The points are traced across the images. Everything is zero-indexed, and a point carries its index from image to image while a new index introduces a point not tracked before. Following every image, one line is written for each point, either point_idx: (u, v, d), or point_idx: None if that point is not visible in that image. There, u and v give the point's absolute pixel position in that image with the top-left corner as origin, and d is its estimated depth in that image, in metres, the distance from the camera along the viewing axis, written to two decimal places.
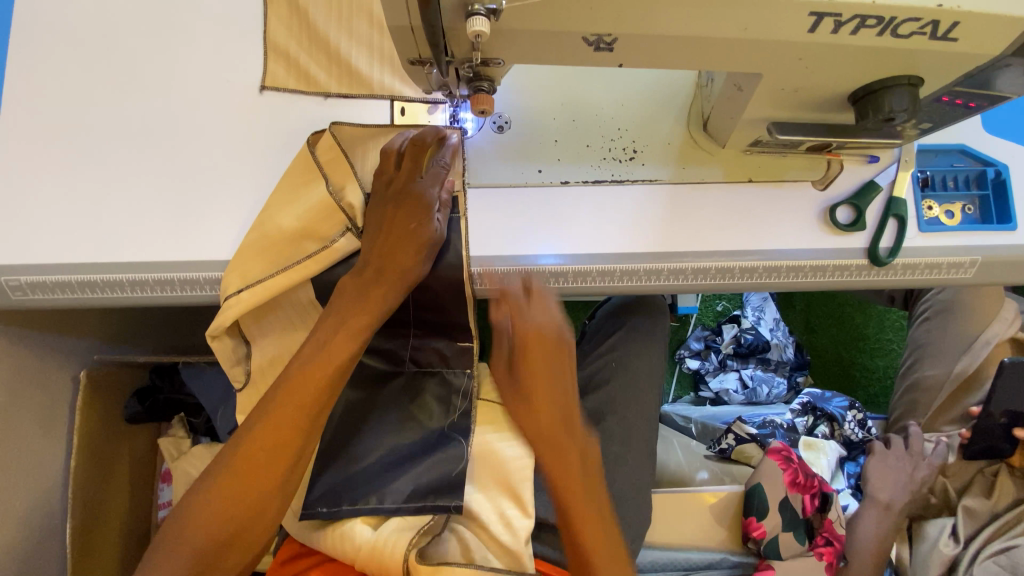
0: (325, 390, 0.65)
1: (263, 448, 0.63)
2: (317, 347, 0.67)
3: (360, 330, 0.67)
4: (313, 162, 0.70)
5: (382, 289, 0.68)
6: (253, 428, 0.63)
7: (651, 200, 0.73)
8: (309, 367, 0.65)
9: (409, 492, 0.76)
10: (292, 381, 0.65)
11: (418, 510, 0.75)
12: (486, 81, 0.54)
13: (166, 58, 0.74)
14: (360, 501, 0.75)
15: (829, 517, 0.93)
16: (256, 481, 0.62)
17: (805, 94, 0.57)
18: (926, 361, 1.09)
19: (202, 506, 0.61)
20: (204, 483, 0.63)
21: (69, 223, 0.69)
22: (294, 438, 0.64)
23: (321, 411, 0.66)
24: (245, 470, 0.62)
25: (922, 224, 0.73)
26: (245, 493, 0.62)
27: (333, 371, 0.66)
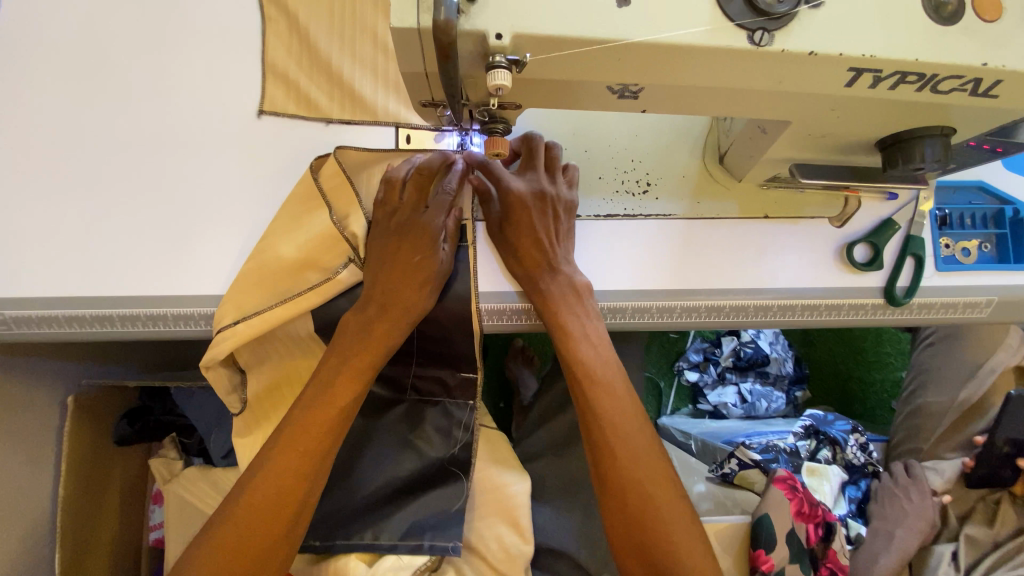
0: (330, 432, 0.63)
1: (268, 495, 0.59)
2: (321, 387, 0.64)
3: (364, 368, 0.65)
4: (316, 187, 0.65)
5: (387, 325, 0.65)
6: (258, 474, 0.60)
7: (666, 235, 0.70)
8: (314, 408, 0.62)
9: (406, 528, 0.73)
10: (297, 423, 0.62)
11: (414, 549, 0.72)
12: (500, 123, 0.50)
13: (159, 77, 0.71)
14: (354, 535, 0.72)
15: (833, 547, 0.91)
16: (261, 532, 0.58)
17: (831, 139, 0.55)
18: (931, 387, 1.10)
19: (200, 569, 0.56)
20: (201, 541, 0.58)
21: (55, 253, 0.65)
22: (299, 484, 0.60)
23: (327, 454, 0.63)
24: (249, 522, 0.57)
25: (940, 263, 0.71)
26: (249, 547, 0.57)
27: (338, 412, 0.63)
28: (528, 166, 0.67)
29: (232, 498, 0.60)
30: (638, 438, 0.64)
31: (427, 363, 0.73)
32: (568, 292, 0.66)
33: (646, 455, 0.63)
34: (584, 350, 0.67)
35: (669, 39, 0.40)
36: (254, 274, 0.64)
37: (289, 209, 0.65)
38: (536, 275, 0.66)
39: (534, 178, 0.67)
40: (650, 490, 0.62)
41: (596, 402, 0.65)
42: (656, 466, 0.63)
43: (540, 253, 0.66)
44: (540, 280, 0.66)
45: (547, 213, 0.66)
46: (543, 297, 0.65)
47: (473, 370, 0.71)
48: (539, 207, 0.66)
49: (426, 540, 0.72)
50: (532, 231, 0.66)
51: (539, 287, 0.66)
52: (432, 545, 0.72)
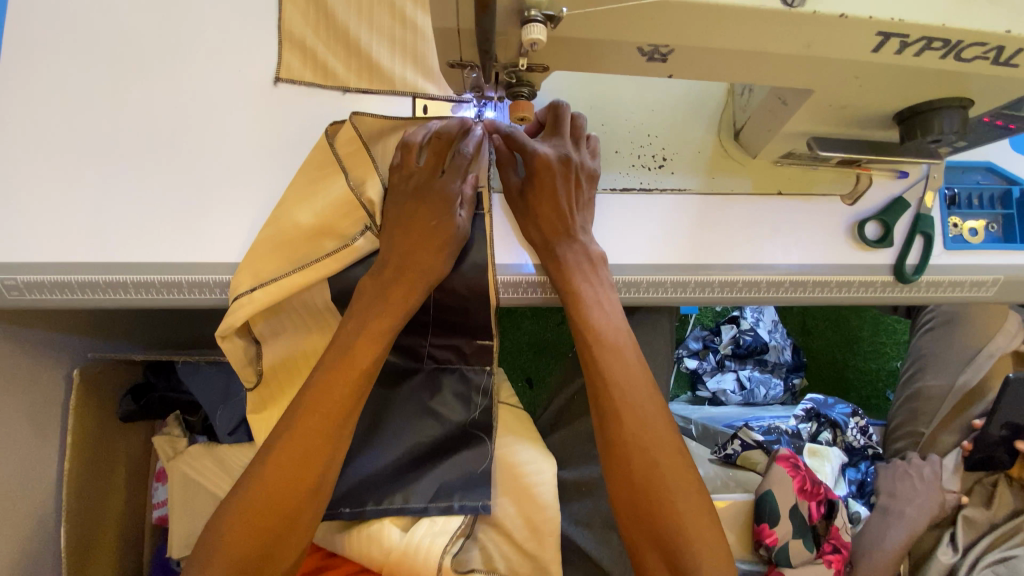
0: (350, 398, 0.63)
1: (292, 460, 0.60)
2: (340, 352, 0.64)
3: (382, 333, 0.65)
4: (332, 153, 0.65)
5: (404, 291, 0.65)
6: (281, 440, 0.61)
7: (682, 209, 0.71)
8: (334, 372, 0.63)
9: (434, 490, 0.73)
10: (318, 388, 0.62)
11: (446, 510, 0.72)
12: (527, 87, 0.51)
13: (173, 44, 0.70)
14: (385, 500, 0.72)
15: (835, 524, 0.93)
16: (288, 498, 0.59)
17: (852, 111, 0.56)
18: (930, 370, 1.11)
19: (231, 531, 0.58)
20: (230, 505, 0.59)
21: (69, 219, 0.65)
22: (322, 450, 0.61)
23: (347, 420, 0.63)
24: (275, 487, 0.59)
25: (948, 242, 0.72)
26: (276, 511, 0.59)
27: (357, 377, 0.63)
28: (554, 133, 0.67)
29: (257, 465, 0.61)
30: (648, 406, 0.65)
31: (443, 334, 0.74)
32: (584, 261, 0.67)
33: (655, 421, 0.65)
34: (597, 316, 0.67)
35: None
36: (272, 241, 0.63)
37: (306, 174, 0.65)
38: (553, 241, 0.67)
39: (559, 144, 0.67)
40: (658, 458, 0.63)
41: (606, 370, 0.67)
42: (664, 435, 0.64)
43: (557, 220, 0.66)
44: (557, 248, 0.67)
45: (570, 180, 0.67)
46: (559, 264, 0.66)
47: (488, 338, 0.72)
48: (563, 174, 0.66)
49: (455, 500, 0.72)
50: (552, 198, 0.66)
51: (555, 256, 0.67)
52: (462, 505, 0.72)
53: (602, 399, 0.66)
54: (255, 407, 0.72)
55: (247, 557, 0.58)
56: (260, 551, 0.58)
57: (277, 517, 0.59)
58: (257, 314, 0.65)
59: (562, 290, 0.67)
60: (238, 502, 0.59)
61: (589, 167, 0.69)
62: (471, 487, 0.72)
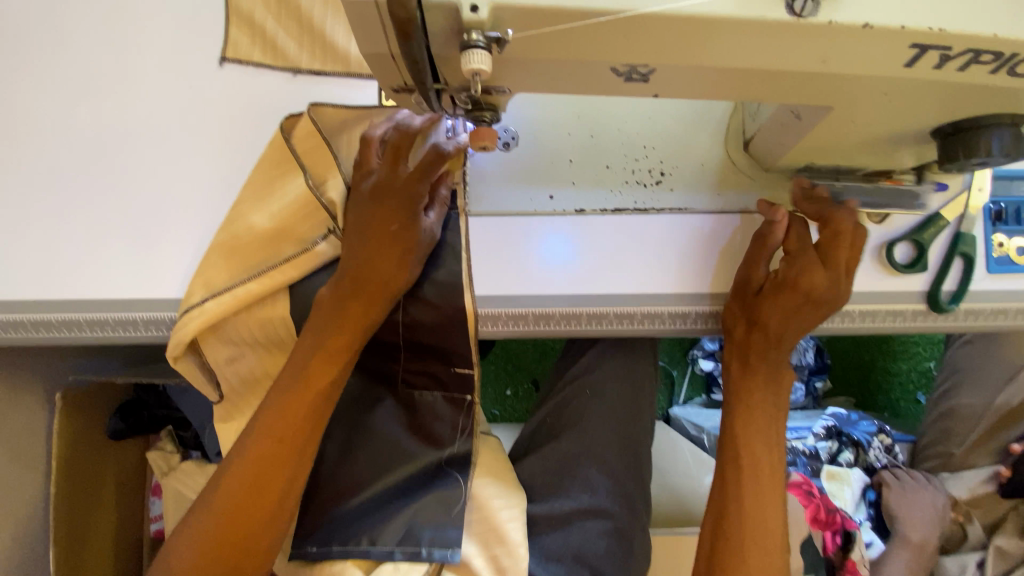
0: (308, 421, 0.59)
1: (243, 490, 0.56)
2: (294, 371, 0.58)
3: (340, 351, 0.59)
4: (289, 150, 0.60)
5: (363, 305, 0.58)
6: (232, 466, 0.57)
7: (685, 230, 0.63)
8: (289, 395, 0.58)
9: (403, 532, 0.65)
10: (275, 412, 0.58)
11: (412, 556, 0.64)
12: (488, 111, 0.44)
13: (123, 56, 0.66)
14: (351, 541, 0.65)
15: (852, 558, 0.84)
16: (238, 531, 0.55)
17: (877, 127, 0.47)
18: (963, 388, 1.02)
19: (181, 564, 0.55)
20: (180, 535, 0.56)
21: (17, 255, 0.61)
22: (276, 480, 0.57)
23: (305, 447, 0.59)
24: (225, 519, 0.55)
25: (992, 264, 0.63)
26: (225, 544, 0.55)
27: (314, 401, 0.59)
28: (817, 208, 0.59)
29: (209, 490, 0.57)
30: (769, 493, 0.59)
31: (416, 357, 0.66)
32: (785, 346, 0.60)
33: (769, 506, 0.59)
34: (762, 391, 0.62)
35: (689, 9, 0.33)
36: (224, 266, 0.59)
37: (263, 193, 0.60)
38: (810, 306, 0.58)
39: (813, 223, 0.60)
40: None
41: (745, 479, 0.60)
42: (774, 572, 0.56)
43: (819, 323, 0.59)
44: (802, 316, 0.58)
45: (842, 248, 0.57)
46: (748, 370, 0.62)
47: (466, 364, 0.64)
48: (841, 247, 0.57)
49: (424, 546, 0.64)
50: (801, 298, 0.57)
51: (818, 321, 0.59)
52: (431, 551, 0.64)
53: (730, 474, 0.61)
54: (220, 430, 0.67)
55: None
56: None
57: (230, 550, 0.55)
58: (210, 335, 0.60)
59: (735, 389, 0.64)
60: (189, 534, 0.56)
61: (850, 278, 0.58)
62: (455, 523, 0.66)
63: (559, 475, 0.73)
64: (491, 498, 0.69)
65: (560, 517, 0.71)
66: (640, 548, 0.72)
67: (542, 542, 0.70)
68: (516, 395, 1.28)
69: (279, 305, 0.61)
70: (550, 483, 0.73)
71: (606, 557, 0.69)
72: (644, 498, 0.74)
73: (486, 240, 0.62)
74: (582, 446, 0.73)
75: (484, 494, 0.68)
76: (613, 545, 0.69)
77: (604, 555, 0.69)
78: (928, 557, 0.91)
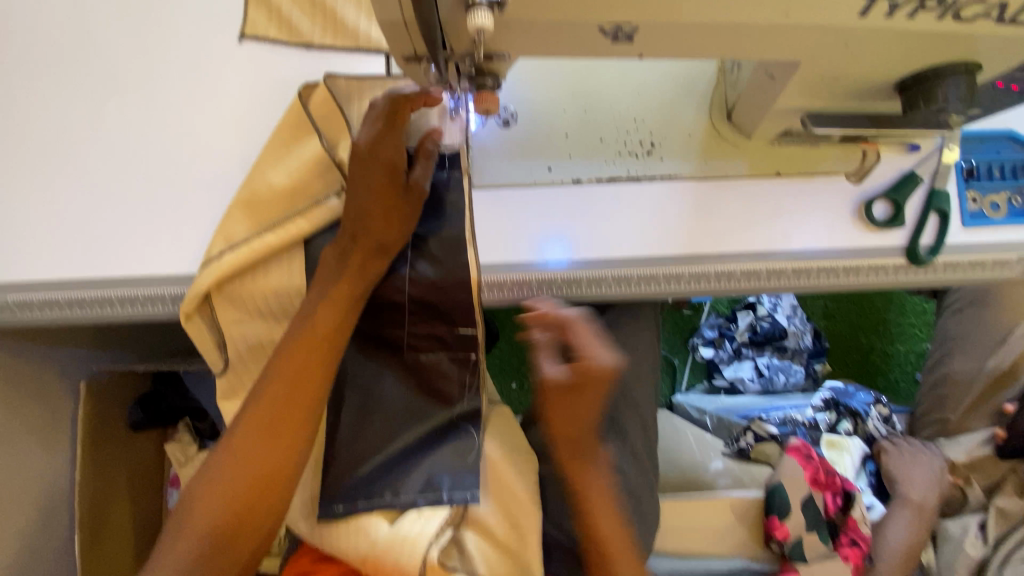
0: (318, 364, 0.63)
1: (260, 426, 0.61)
2: (303, 315, 0.63)
3: (346, 298, 0.63)
4: (304, 115, 0.65)
5: (362, 258, 0.64)
6: (250, 409, 0.61)
7: (675, 195, 0.67)
8: (298, 340, 0.62)
9: (423, 482, 0.69)
10: (285, 354, 0.62)
11: (434, 502, 0.68)
12: (490, 77, 0.48)
13: (142, 41, 0.69)
14: (375, 494, 0.69)
15: (852, 517, 0.86)
16: (255, 473, 0.60)
17: (845, 83, 0.52)
18: (955, 355, 1.05)
19: (205, 499, 0.59)
20: (202, 480, 0.60)
21: (52, 236, 0.65)
22: (289, 416, 0.61)
23: (319, 390, 0.63)
24: (242, 456, 0.60)
25: (967, 218, 0.67)
26: (247, 495, 0.59)
27: (324, 343, 0.63)
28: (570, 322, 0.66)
29: (229, 439, 0.62)
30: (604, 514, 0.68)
31: (423, 321, 0.69)
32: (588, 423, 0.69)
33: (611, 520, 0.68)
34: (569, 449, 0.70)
35: None
36: (245, 237, 0.63)
37: (282, 166, 0.64)
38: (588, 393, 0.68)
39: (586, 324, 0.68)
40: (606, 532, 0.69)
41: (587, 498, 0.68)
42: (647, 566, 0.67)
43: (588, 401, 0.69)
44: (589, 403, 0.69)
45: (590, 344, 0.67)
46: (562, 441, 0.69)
47: (472, 324, 0.68)
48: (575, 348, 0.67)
49: (445, 492, 0.68)
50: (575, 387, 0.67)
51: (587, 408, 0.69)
52: (451, 495, 0.68)
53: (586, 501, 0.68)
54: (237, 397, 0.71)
55: (222, 527, 0.58)
56: (226, 523, 0.58)
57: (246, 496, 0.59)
58: (228, 282, 0.65)
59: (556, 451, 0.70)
60: (211, 474, 0.60)
61: (604, 352, 0.62)
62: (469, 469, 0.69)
63: None
64: (501, 458, 0.73)
65: None
66: (647, 505, 0.75)
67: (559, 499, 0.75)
68: (523, 386, 1.31)
69: (295, 277, 0.66)
70: None
71: (618, 511, 0.72)
72: (648, 454, 0.78)
73: (490, 212, 0.67)
74: None
75: (495, 454, 0.73)
76: (624, 498, 0.72)
77: (615, 509, 0.71)
78: (930, 516, 0.91)
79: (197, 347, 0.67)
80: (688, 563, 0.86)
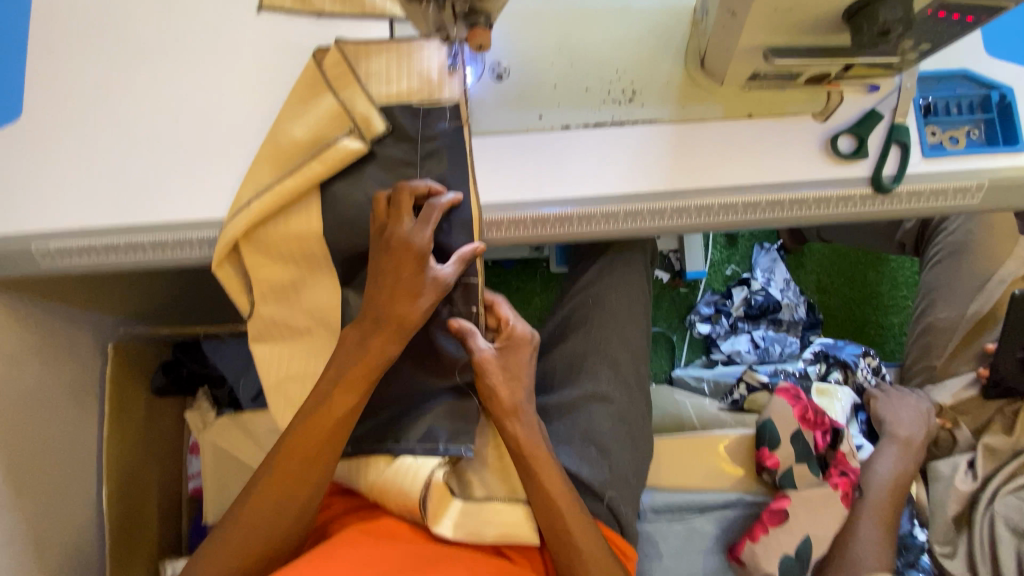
0: (325, 445, 0.68)
1: (269, 505, 0.66)
2: (318, 400, 0.68)
3: (359, 381, 0.68)
4: (319, 74, 0.72)
5: (382, 339, 0.68)
6: (262, 482, 0.67)
7: (657, 136, 0.73)
8: (310, 426, 0.67)
9: (423, 432, 0.73)
10: (298, 437, 0.67)
11: (430, 451, 0.72)
12: (481, 16, 0.57)
13: (168, 13, 0.75)
14: (385, 420, 0.74)
15: (841, 451, 0.88)
16: (262, 540, 0.66)
17: (798, 14, 0.58)
18: (939, 303, 1.09)
19: (216, 562, 0.65)
20: (212, 544, 0.66)
21: (90, 189, 0.71)
22: (297, 493, 0.67)
23: (327, 469, 0.68)
24: (252, 530, 0.66)
25: (926, 149, 0.73)
26: (253, 564, 0.66)
27: (333, 427, 0.68)
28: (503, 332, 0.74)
29: (238, 505, 0.67)
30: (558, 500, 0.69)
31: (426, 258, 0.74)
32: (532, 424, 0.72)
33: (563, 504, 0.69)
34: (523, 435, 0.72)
35: None
36: (265, 182, 0.69)
37: (299, 119, 0.71)
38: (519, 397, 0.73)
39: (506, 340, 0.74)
40: (553, 497, 0.69)
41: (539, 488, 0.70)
42: (595, 546, 0.68)
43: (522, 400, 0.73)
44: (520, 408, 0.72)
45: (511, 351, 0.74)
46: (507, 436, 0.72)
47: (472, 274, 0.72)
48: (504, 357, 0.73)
49: (441, 443, 0.73)
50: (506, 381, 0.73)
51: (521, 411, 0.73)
52: (446, 449, 0.72)
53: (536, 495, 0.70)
54: (258, 339, 0.76)
55: None
56: None
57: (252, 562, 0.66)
58: (252, 228, 0.71)
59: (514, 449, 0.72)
60: (223, 537, 0.66)
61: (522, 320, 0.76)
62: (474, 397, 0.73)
63: (571, 368, 0.81)
64: None
65: (568, 404, 0.79)
66: (642, 434, 0.80)
67: (557, 429, 0.79)
68: None
69: (313, 222, 0.72)
70: (562, 380, 0.82)
71: (610, 436, 0.77)
72: (643, 392, 0.82)
73: (488, 157, 0.73)
74: (585, 344, 0.81)
75: None
76: (616, 425, 0.78)
77: (610, 434, 0.78)
78: (916, 453, 0.95)
79: (228, 293, 0.74)
80: (683, 497, 0.90)
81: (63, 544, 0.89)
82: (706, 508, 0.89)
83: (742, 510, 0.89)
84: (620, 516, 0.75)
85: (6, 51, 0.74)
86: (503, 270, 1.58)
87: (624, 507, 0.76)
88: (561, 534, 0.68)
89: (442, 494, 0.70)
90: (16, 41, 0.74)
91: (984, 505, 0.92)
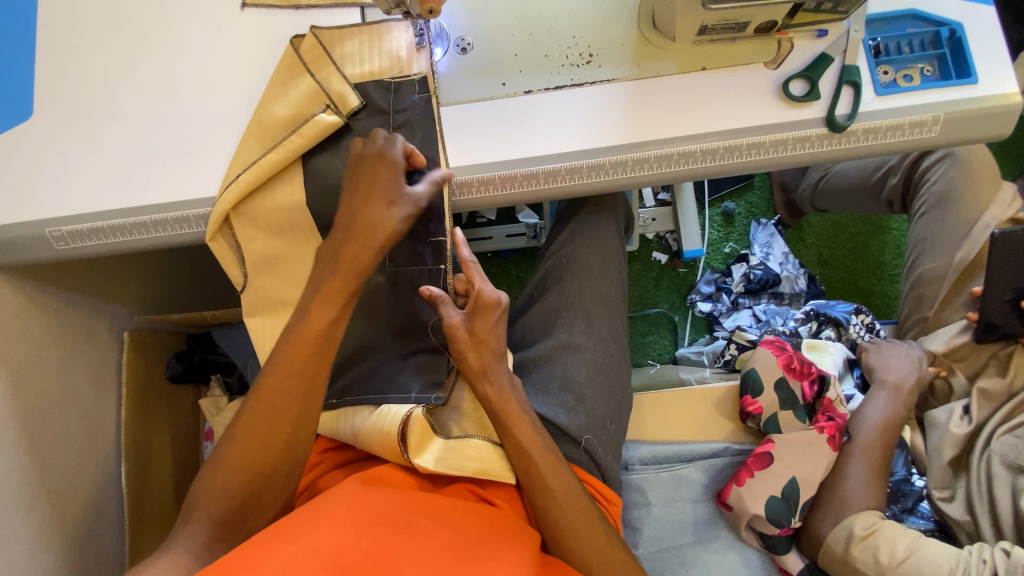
0: (310, 358, 0.70)
1: (262, 418, 0.69)
2: (300, 315, 0.71)
3: (338, 293, 0.71)
4: (298, 58, 0.78)
5: (354, 249, 0.71)
6: (256, 396, 0.70)
7: (614, 93, 0.77)
8: (295, 336, 0.70)
9: (400, 384, 0.77)
10: (284, 352, 0.70)
11: (403, 400, 0.76)
12: None
13: (164, 16, 0.83)
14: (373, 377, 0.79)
15: (829, 397, 0.87)
16: (258, 455, 0.69)
17: None
18: (927, 254, 1.08)
19: (220, 480, 0.68)
20: (215, 463, 0.70)
21: (97, 176, 0.78)
22: (286, 408, 0.70)
23: (313, 382, 0.71)
24: (249, 445, 0.69)
25: (879, 88, 0.75)
26: (253, 480, 0.69)
27: (315, 340, 0.71)
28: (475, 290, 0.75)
29: (236, 423, 0.71)
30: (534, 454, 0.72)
31: None
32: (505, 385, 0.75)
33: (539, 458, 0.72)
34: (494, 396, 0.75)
35: None
36: (251, 158, 0.76)
37: (280, 99, 0.77)
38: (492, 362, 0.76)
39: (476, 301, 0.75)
40: (523, 444, 0.73)
41: (515, 444, 0.73)
42: (571, 492, 0.72)
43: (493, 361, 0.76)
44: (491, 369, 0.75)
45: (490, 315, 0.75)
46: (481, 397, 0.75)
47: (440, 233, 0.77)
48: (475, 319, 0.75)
49: (413, 393, 0.76)
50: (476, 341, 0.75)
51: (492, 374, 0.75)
52: (418, 396, 0.76)
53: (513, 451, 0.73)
54: (253, 308, 0.82)
55: (234, 505, 0.68)
56: (238, 501, 0.68)
57: (252, 477, 0.69)
58: (243, 201, 0.77)
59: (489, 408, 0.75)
60: (225, 457, 0.69)
61: (491, 284, 0.76)
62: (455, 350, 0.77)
63: (547, 324, 0.86)
64: None
65: (544, 356, 0.84)
66: (618, 384, 0.85)
67: (534, 380, 0.83)
68: None
69: (296, 193, 0.77)
70: (540, 335, 0.86)
71: (587, 383, 0.82)
72: (618, 343, 0.87)
73: (457, 124, 0.78)
74: (561, 301, 0.85)
75: None
76: (591, 373, 0.82)
77: (586, 381, 0.82)
78: (907, 397, 0.94)
79: (223, 266, 0.80)
80: (669, 449, 0.94)
81: (86, 516, 0.95)
82: (694, 458, 0.93)
83: (731, 458, 0.92)
84: (596, 456, 0.80)
85: (20, 58, 0.82)
86: (502, 260, 1.60)
87: (601, 449, 0.80)
88: (536, 484, 0.71)
89: (423, 430, 0.73)
90: (29, 49, 0.82)
91: (981, 448, 0.92)
